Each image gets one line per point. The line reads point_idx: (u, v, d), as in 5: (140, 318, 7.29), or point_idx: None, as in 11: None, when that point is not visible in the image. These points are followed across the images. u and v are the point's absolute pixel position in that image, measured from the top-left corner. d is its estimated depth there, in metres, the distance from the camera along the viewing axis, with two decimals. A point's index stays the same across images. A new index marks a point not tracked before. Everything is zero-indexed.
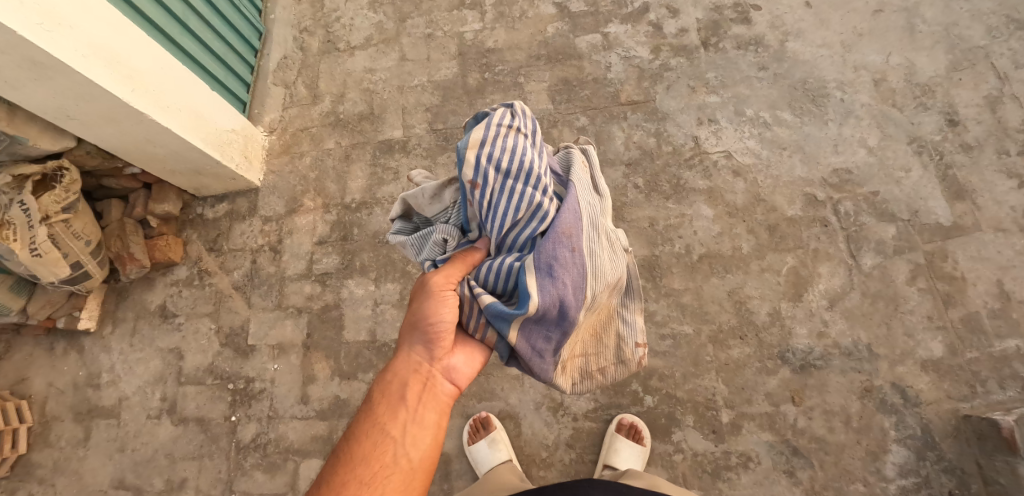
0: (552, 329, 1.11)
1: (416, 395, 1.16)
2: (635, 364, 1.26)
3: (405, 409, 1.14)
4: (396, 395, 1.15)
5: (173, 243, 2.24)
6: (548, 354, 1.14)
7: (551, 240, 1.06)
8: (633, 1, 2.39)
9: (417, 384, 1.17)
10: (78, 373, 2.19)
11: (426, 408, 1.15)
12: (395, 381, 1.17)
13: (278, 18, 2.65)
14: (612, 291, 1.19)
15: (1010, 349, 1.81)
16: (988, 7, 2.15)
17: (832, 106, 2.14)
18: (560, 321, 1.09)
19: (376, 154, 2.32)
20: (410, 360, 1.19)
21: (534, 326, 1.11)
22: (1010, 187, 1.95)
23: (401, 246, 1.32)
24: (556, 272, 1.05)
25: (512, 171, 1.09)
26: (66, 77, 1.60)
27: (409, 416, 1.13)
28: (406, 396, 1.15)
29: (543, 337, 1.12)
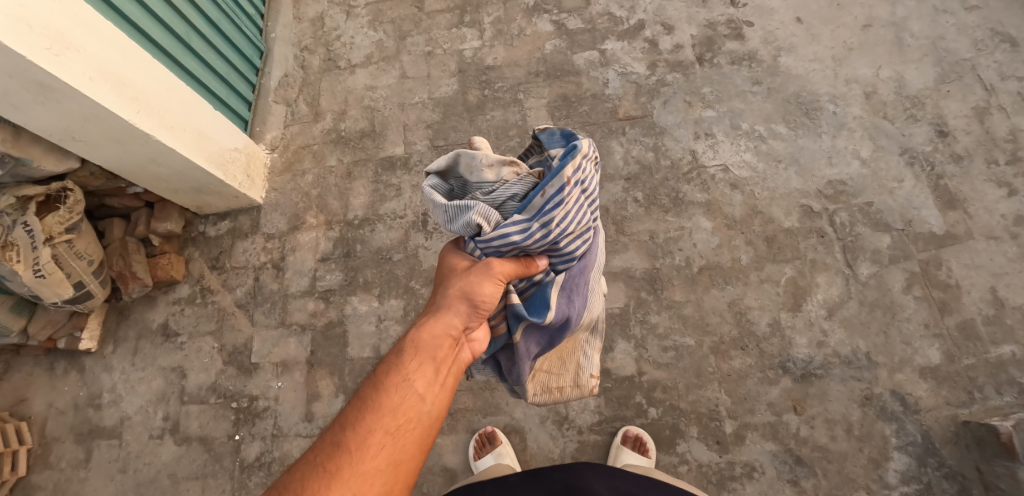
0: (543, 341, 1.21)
1: (447, 360, 1.10)
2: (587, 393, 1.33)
3: (436, 371, 1.08)
4: (430, 355, 1.09)
5: (175, 261, 2.25)
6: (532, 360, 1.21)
7: (579, 269, 1.18)
8: (628, 19, 2.44)
9: (450, 350, 1.11)
10: (78, 393, 2.18)
11: (453, 374, 1.11)
12: (431, 340, 1.11)
13: (279, 37, 2.68)
14: (589, 325, 1.29)
15: (1006, 354, 1.84)
16: (974, 21, 2.21)
17: (825, 119, 2.19)
18: (557, 335, 1.20)
19: (378, 170, 2.35)
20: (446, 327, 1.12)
21: (536, 333, 1.19)
22: (1000, 196, 2.00)
23: (429, 201, 1.12)
24: (573, 296, 1.18)
25: (584, 191, 1.12)
26: (72, 100, 1.61)
27: (438, 379, 1.08)
28: (439, 358, 1.09)
29: (537, 343, 1.20)
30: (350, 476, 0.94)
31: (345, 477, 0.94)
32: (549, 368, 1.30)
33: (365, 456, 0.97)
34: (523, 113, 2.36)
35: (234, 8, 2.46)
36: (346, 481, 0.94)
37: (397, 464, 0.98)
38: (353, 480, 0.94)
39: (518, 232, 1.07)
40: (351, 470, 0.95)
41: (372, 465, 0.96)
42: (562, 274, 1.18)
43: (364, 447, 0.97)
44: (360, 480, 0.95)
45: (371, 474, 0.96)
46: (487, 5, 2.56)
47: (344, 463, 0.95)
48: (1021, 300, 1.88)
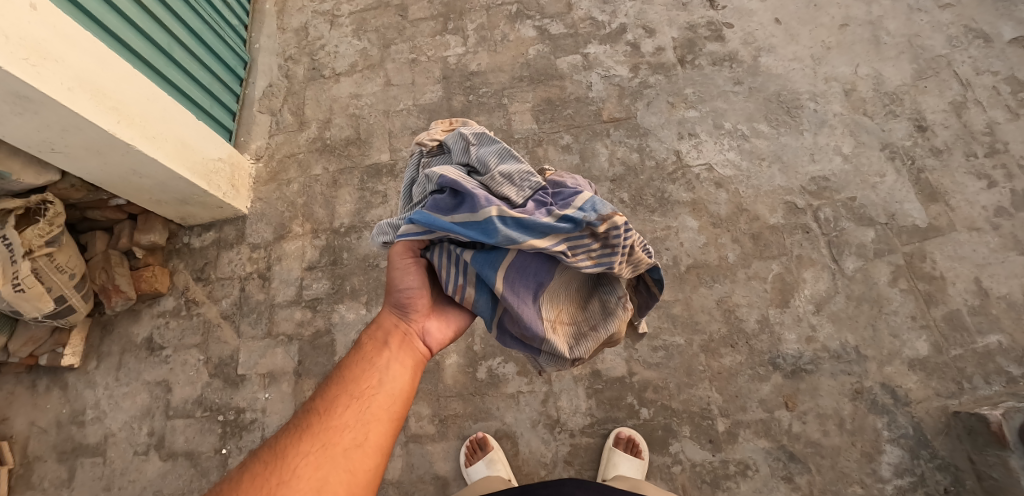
0: (535, 286, 1.11)
1: (398, 345, 1.15)
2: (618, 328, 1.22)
3: (388, 352, 1.14)
4: (378, 341, 1.16)
5: (159, 274, 2.23)
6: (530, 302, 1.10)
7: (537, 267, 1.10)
8: (610, 23, 2.47)
9: (395, 337, 1.16)
10: (61, 411, 2.14)
11: (407, 355, 1.15)
12: (378, 329, 1.17)
13: (263, 47, 2.69)
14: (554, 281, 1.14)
15: (992, 344, 1.85)
16: (948, 18, 2.26)
17: (806, 116, 2.21)
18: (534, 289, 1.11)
19: (364, 178, 2.34)
20: (386, 319, 1.19)
21: (518, 277, 1.09)
22: (981, 188, 2.02)
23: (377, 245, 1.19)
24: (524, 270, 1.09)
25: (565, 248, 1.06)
26: (50, 110, 1.60)
27: (391, 359, 1.13)
28: (387, 343, 1.15)
29: (525, 286, 1.09)
30: (322, 430, 1.02)
31: (316, 431, 1.02)
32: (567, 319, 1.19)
33: (333, 415, 1.04)
34: (508, 118, 2.37)
35: (216, 19, 2.47)
36: (317, 433, 1.01)
37: (363, 423, 1.04)
38: (324, 433, 1.01)
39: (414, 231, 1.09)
40: (321, 425, 1.02)
41: (338, 421, 1.03)
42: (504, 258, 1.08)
43: (331, 409, 1.05)
44: (330, 435, 1.01)
45: (339, 428, 1.02)
46: (470, 13, 2.58)
47: (315, 421, 1.03)
48: (1005, 289, 1.89)
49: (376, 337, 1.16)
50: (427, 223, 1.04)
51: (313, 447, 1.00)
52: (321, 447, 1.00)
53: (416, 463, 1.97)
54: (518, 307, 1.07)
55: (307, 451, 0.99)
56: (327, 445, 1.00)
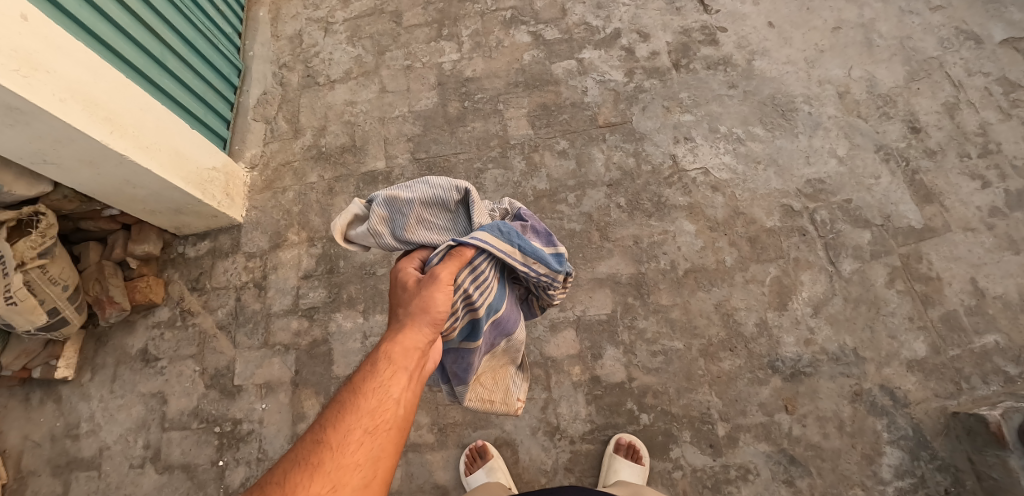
0: (488, 345, 1.27)
1: (418, 369, 0.99)
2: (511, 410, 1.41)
3: (409, 378, 0.97)
4: (401, 364, 0.97)
5: (154, 284, 2.21)
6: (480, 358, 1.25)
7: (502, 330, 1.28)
8: (605, 28, 2.47)
9: (418, 360, 1.00)
10: (55, 424, 2.11)
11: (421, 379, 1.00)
12: (401, 350, 0.98)
13: (257, 55, 2.68)
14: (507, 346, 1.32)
15: (989, 344, 1.86)
16: (939, 21, 2.28)
17: (801, 119, 2.22)
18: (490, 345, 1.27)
19: (360, 185, 2.33)
20: (410, 339, 1.00)
21: (492, 331, 1.25)
22: (974, 188, 2.03)
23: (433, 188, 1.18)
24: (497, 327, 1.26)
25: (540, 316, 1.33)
26: (42, 122, 1.58)
27: (409, 385, 0.97)
28: (409, 367, 0.97)
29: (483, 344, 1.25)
30: (335, 470, 0.84)
31: (327, 470, 0.84)
32: (485, 381, 1.34)
33: (346, 452, 0.86)
34: (504, 123, 2.36)
35: (210, 27, 2.46)
36: (328, 473, 0.83)
37: (378, 462, 0.88)
38: (336, 473, 0.84)
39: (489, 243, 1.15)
40: (332, 464, 0.84)
41: (351, 459, 0.86)
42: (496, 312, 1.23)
43: (344, 443, 0.86)
44: (342, 475, 0.84)
45: (351, 468, 0.85)
46: (464, 19, 2.58)
47: (324, 459, 0.84)
48: (1001, 289, 1.90)
49: (399, 359, 0.97)
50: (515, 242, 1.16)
51: (322, 490, 0.82)
52: (331, 489, 0.83)
53: (416, 472, 1.96)
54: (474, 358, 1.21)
55: (314, 493, 0.82)
56: (337, 487, 0.83)
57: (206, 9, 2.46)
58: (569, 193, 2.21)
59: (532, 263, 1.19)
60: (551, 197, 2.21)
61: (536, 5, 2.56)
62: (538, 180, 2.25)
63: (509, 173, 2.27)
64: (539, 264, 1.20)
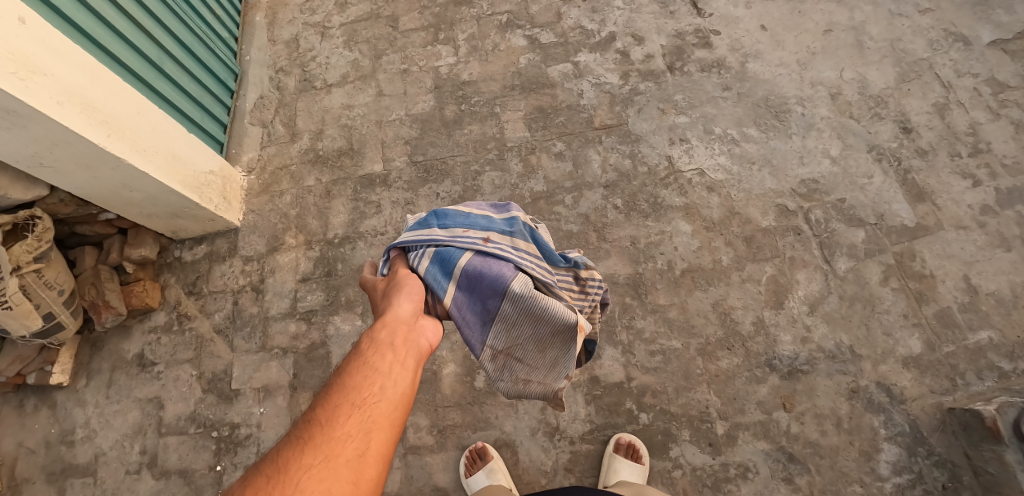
0: (482, 310, 1.14)
1: (404, 344, 1.08)
2: (554, 392, 1.20)
3: (392, 354, 1.06)
4: (383, 341, 1.08)
5: (150, 288, 2.20)
6: (476, 326, 1.15)
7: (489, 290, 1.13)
8: (600, 31, 2.50)
9: (400, 336, 1.09)
10: (49, 431, 2.08)
11: (410, 355, 1.08)
12: (383, 330, 1.09)
13: (253, 59, 2.69)
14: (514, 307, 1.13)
15: (983, 340, 1.88)
16: (928, 23, 2.32)
17: (794, 120, 2.25)
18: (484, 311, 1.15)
19: (357, 188, 2.33)
20: (390, 318, 1.12)
21: (469, 293, 1.15)
22: (965, 187, 2.06)
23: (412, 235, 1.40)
24: (477, 288, 1.14)
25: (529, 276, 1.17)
26: (39, 124, 1.58)
27: (395, 362, 1.05)
28: (392, 344, 1.07)
29: (473, 310, 1.15)
30: (324, 441, 0.93)
31: (318, 443, 0.92)
32: (523, 354, 1.18)
33: (335, 425, 0.95)
34: (500, 126, 2.38)
35: (206, 32, 2.47)
36: (319, 445, 0.92)
37: (367, 433, 0.95)
38: (327, 444, 0.92)
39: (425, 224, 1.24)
40: (323, 436, 0.93)
41: (341, 431, 0.94)
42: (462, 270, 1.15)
43: (332, 418, 0.96)
44: (333, 445, 0.92)
45: (342, 439, 0.93)
46: (460, 23, 2.60)
47: (315, 433, 0.94)
48: (994, 286, 1.93)
49: (380, 337, 1.08)
50: (443, 214, 1.24)
51: (315, 461, 0.90)
52: (323, 459, 0.91)
53: (415, 475, 1.95)
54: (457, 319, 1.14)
55: (308, 464, 0.90)
56: (329, 457, 0.91)
57: (202, 14, 2.46)
58: (566, 194, 2.22)
59: (466, 229, 1.20)
60: (548, 198, 2.23)
61: (531, 9, 2.59)
62: (535, 182, 2.26)
63: (506, 175, 2.28)
64: (475, 229, 1.20)
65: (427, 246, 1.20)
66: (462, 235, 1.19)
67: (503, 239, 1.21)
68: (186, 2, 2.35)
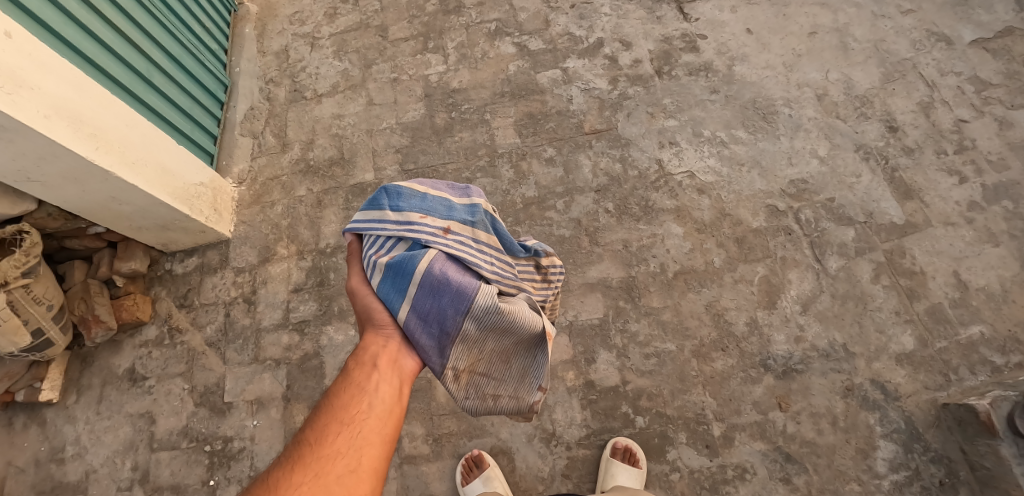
0: (443, 327, 1.04)
1: (388, 365, 1.04)
2: (527, 407, 1.10)
3: (377, 373, 1.02)
4: (366, 362, 1.04)
5: (141, 302, 2.18)
6: (434, 347, 1.05)
7: (448, 297, 1.04)
8: (588, 37, 2.52)
9: (383, 358, 1.05)
10: (39, 449, 2.05)
11: (397, 372, 1.04)
12: (366, 349, 1.06)
13: (243, 71, 2.69)
14: (484, 320, 1.04)
15: (975, 334, 1.89)
16: (910, 24, 2.35)
17: (782, 121, 2.27)
18: (444, 324, 1.04)
19: (349, 198, 2.33)
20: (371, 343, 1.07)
21: (423, 309, 1.05)
22: (952, 184, 2.08)
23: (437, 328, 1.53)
24: (435, 296, 1.04)
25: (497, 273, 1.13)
26: (26, 139, 1.57)
27: (382, 380, 1.02)
28: (376, 365, 1.03)
29: (429, 332, 1.05)
30: (313, 460, 0.93)
31: (309, 461, 0.93)
32: (486, 373, 1.09)
33: (324, 443, 0.95)
34: (491, 133, 2.38)
35: (196, 44, 2.47)
36: (309, 463, 0.93)
37: (358, 450, 0.95)
38: (316, 463, 0.93)
39: (377, 220, 1.13)
40: (312, 455, 0.94)
41: (330, 449, 0.94)
42: (417, 276, 1.04)
43: (322, 436, 0.96)
44: (321, 464, 0.93)
45: (331, 457, 0.93)
46: (450, 31, 2.62)
47: (305, 452, 0.94)
48: (983, 281, 1.94)
49: (363, 359, 1.05)
50: (392, 204, 1.13)
51: (305, 479, 0.91)
52: (313, 477, 0.91)
53: (412, 485, 1.93)
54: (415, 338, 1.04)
55: (298, 482, 0.91)
56: (319, 475, 0.92)
57: (191, 26, 2.47)
58: (557, 199, 2.23)
59: (423, 216, 1.12)
60: (539, 204, 2.23)
61: (520, 17, 2.61)
62: (526, 188, 2.26)
63: (497, 181, 2.29)
64: (433, 217, 1.13)
65: (385, 237, 1.11)
66: (419, 222, 1.10)
67: (464, 230, 1.14)
68: (174, 15, 2.36)
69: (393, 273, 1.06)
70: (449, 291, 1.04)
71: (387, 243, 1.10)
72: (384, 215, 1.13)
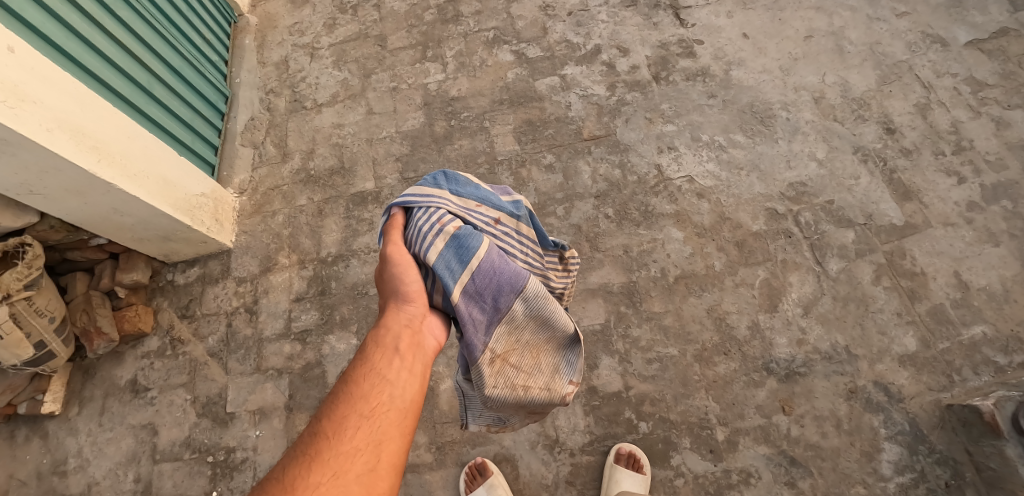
0: (492, 311, 1.09)
1: (410, 349, 1.05)
2: (559, 399, 1.16)
3: (398, 360, 1.03)
4: (388, 345, 1.05)
5: (143, 313, 2.19)
6: (481, 326, 1.08)
7: (502, 282, 1.09)
8: (585, 44, 2.54)
9: (405, 340, 1.06)
10: (41, 461, 2.05)
11: (418, 359, 1.05)
12: (388, 333, 1.07)
13: (244, 81, 2.71)
14: (533, 310, 1.12)
15: (977, 335, 1.88)
16: (905, 26, 2.37)
17: (780, 125, 2.28)
18: (495, 309, 1.09)
19: (349, 206, 2.34)
20: (393, 322, 1.08)
21: (474, 291, 1.08)
22: (951, 184, 2.08)
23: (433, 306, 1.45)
24: (488, 280, 1.09)
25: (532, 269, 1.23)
26: (29, 151, 1.58)
27: (403, 367, 1.03)
28: (398, 348, 1.04)
29: (481, 308, 1.08)
30: (332, 457, 0.92)
31: (326, 458, 0.91)
32: (518, 362, 1.13)
33: (343, 439, 0.94)
34: (490, 140, 2.40)
35: (196, 56, 2.50)
36: (328, 460, 0.91)
37: (379, 444, 0.94)
38: (335, 460, 0.91)
39: (437, 196, 1.16)
40: (331, 451, 0.92)
41: (350, 445, 0.93)
42: (476, 259, 1.08)
43: (340, 431, 0.95)
44: (341, 460, 0.91)
45: (351, 454, 0.92)
46: (448, 40, 2.64)
47: (323, 447, 0.93)
48: (984, 281, 1.94)
49: (384, 342, 1.05)
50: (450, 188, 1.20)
51: (324, 478, 0.89)
52: (332, 476, 0.90)
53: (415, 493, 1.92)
54: (464, 317, 1.05)
55: (316, 482, 0.89)
56: (339, 473, 0.90)
57: (192, 38, 2.50)
58: (557, 205, 2.24)
59: (479, 205, 1.21)
60: (539, 210, 2.24)
61: (517, 25, 2.63)
62: (526, 194, 2.27)
63: None
64: (488, 207, 1.22)
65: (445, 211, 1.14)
66: (476, 210, 1.20)
67: (511, 224, 1.24)
68: (175, 27, 2.38)
69: (447, 249, 1.08)
70: (503, 278, 1.10)
71: (447, 215, 1.12)
72: (441, 196, 1.17)
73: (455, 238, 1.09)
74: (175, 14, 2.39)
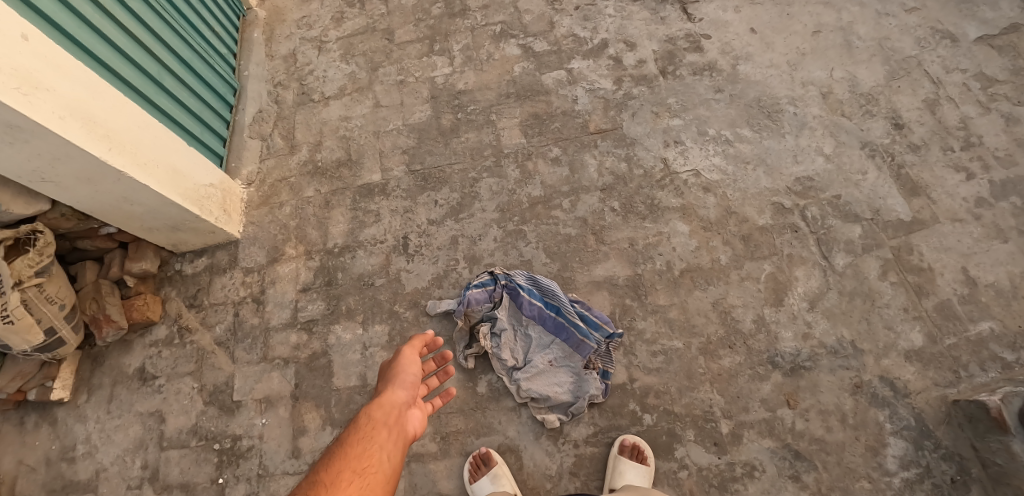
0: (550, 302, 2.02)
1: (396, 423, 1.33)
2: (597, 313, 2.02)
3: (387, 431, 1.29)
4: (380, 417, 1.32)
5: (151, 302, 2.20)
6: (555, 302, 2.01)
7: (545, 293, 2.03)
8: (592, 39, 2.54)
9: (393, 414, 1.34)
10: (50, 448, 2.07)
11: (402, 435, 1.32)
12: (380, 409, 1.34)
13: (252, 74, 2.73)
14: (553, 299, 2.01)
15: (984, 331, 1.88)
16: (914, 21, 2.36)
17: (787, 120, 2.27)
18: (548, 299, 2.02)
19: (356, 198, 2.35)
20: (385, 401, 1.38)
21: (544, 299, 2.02)
22: (960, 180, 2.07)
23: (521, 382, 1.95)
24: (540, 297, 2.03)
25: (535, 292, 2.04)
26: (41, 139, 1.60)
27: (390, 438, 1.28)
28: (388, 420, 1.32)
29: (551, 306, 2.01)
30: None
31: None
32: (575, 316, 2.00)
33: (338, 488, 1.11)
34: (497, 133, 2.40)
35: (206, 49, 2.52)
36: None
37: None
38: None
39: (483, 287, 2.07)
40: None
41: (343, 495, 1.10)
42: (524, 283, 2.06)
43: (336, 482, 1.12)
44: None
45: None
46: (455, 34, 2.65)
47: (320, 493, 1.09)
48: (992, 277, 1.93)
49: (378, 412, 1.33)
50: (486, 290, 2.07)
51: None
52: None
53: (419, 483, 1.92)
54: (553, 299, 2.01)
55: None
56: None
57: (202, 31, 2.51)
58: (563, 198, 2.24)
59: (496, 289, 2.07)
60: (545, 203, 2.24)
61: (525, 19, 2.63)
62: (532, 187, 2.27)
63: (504, 181, 2.30)
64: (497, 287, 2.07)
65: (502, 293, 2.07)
66: (503, 287, 2.07)
67: (510, 279, 2.08)
68: (184, 19, 2.40)
69: (523, 291, 2.03)
70: (538, 292, 2.04)
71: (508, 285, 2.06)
72: (488, 289, 2.07)
73: (519, 287, 2.04)
74: (185, 6, 2.40)
